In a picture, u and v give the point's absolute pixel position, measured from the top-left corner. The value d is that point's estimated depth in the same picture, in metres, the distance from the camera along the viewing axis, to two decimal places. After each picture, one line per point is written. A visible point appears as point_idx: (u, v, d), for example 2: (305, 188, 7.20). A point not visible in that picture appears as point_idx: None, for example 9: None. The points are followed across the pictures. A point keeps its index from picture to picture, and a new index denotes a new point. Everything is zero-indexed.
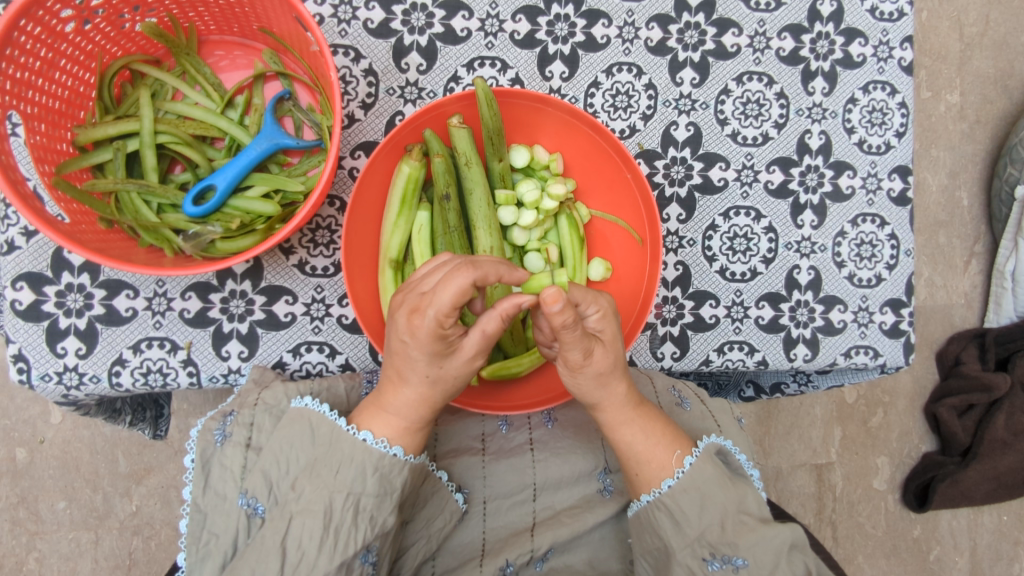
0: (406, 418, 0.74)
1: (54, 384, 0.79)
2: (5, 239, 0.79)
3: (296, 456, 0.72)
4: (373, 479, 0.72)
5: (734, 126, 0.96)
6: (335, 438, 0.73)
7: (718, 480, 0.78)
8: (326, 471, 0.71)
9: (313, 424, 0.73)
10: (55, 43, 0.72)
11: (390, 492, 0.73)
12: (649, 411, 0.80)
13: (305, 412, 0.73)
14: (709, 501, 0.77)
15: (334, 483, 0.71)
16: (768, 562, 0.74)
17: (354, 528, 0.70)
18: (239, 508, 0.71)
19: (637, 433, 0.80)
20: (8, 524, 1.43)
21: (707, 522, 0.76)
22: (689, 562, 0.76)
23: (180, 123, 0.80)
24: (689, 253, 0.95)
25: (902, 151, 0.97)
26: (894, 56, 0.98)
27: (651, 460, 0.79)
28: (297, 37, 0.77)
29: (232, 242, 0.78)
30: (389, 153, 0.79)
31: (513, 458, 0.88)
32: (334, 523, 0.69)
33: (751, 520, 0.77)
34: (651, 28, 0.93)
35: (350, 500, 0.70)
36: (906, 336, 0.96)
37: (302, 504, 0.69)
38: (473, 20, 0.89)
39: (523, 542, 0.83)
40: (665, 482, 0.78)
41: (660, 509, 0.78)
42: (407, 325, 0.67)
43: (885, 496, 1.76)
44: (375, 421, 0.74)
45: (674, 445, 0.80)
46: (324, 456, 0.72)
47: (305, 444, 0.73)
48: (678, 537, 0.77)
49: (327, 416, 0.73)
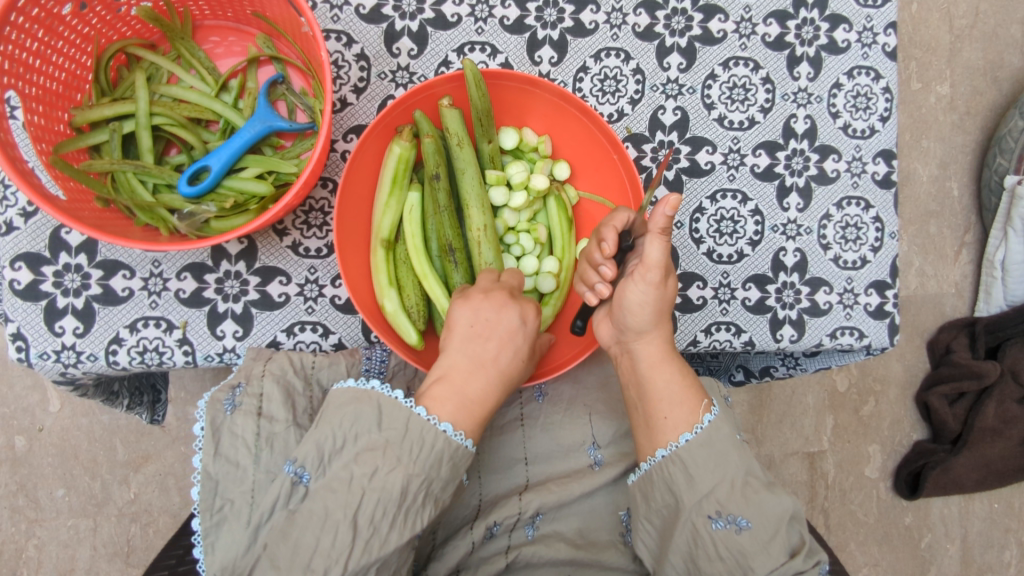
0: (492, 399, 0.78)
1: (52, 362, 0.81)
2: (4, 219, 0.81)
3: (360, 434, 0.72)
4: (447, 467, 0.73)
5: (721, 110, 0.97)
6: (414, 420, 0.72)
7: (733, 441, 0.80)
8: (399, 454, 0.71)
9: (382, 407, 0.73)
10: (53, 25, 0.74)
11: (456, 475, 0.75)
12: (677, 361, 0.84)
13: (371, 393, 0.73)
14: (725, 459, 0.79)
15: (410, 466, 0.71)
16: (770, 528, 0.76)
17: (422, 509, 0.71)
18: (284, 475, 0.70)
19: (675, 372, 0.83)
20: (8, 511, 1.44)
21: (719, 478, 0.78)
22: (695, 518, 0.78)
23: (175, 105, 0.82)
24: (677, 235, 0.97)
25: (886, 135, 0.99)
26: (878, 43, 0.99)
27: (683, 400, 0.82)
28: (290, 21, 0.79)
29: (226, 221, 0.80)
30: (380, 135, 0.81)
31: (505, 433, 0.92)
32: (405, 502, 0.70)
33: (757, 482, 0.79)
34: (638, 14, 0.95)
35: (423, 483, 0.71)
36: (891, 317, 0.97)
37: (376, 482, 0.69)
38: (464, 5, 0.91)
39: (511, 503, 0.86)
40: (682, 437, 0.80)
41: (675, 463, 0.80)
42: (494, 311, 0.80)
43: (877, 483, 1.78)
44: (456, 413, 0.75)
45: (702, 395, 0.83)
46: (397, 439, 0.72)
47: (367, 426, 0.72)
48: (690, 494, 0.79)
49: (401, 402, 0.73)
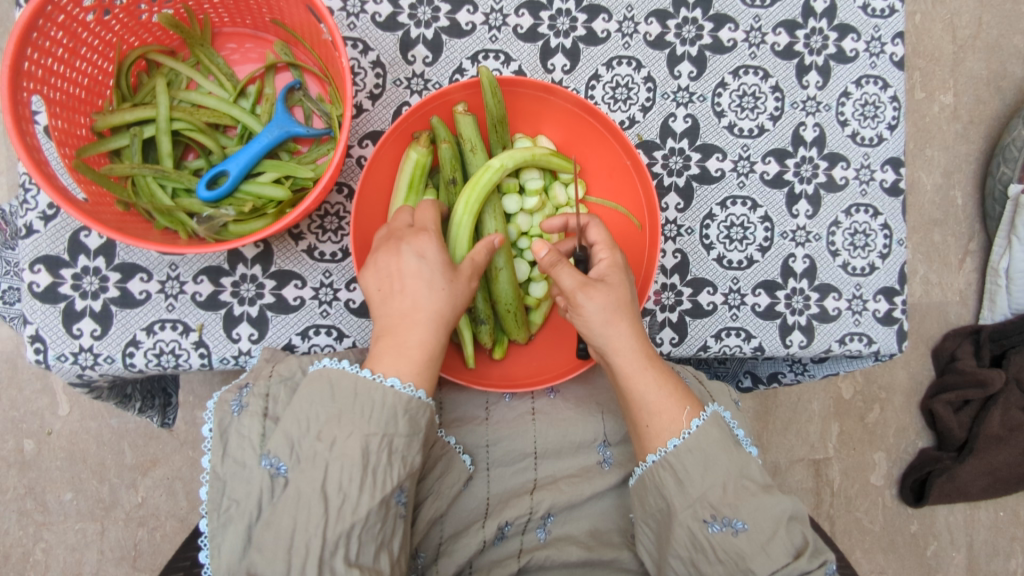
0: (422, 343, 0.76)
1: (70, 364, 0.82)
2: (25, 223, 0.82)
3: (315, 410, 0.72)
4: (404, 421, 0.73)
5: (731, 118, 0.98)
6: (356, 387, 0.72)
7: (722, 441, 0.80)
8: (354, 418, 0.71)
9: (333, 381, 0.73)
10: (78, 32, 0.75)
11: (419, 432, 0.74)
12: (661, 368, 0.82)
13: (324, 371, 0.74)
14: (715, 462, 0.79)
15: (368, 428, 0.71)
16: (767, 529, 0.76)
17: (389, 468, 0.71)
18: (262, 468, 0.71)
19: (651, 385, 0.81)
20: (16, 515, 1.45)
21: (711, 482, 0.78)
22: (691, 522, 0.78)
23: (194, 111, 0.83)
24: (687, 241, 0.98)
25: (894, 143, 1.00)
26: (886, 52, 1.00)
27: (663, 412, 0.81)
28: (310, 28, 0.80)
29: (244, 225, 0.81)
30: (397, 140, 0.82)
31: (517, 426, 0.90)
32: (370, 464, 0.70)
33: (753, 485, 0.79)
34: (650, 23, 0.96)
35: (384, 443, 0.71)
36: (899, 323, 0.98)
37: (337, 451, 0.70)
38: (478, 13, 0.92)
39: (522, 502, 0.88)
40: (671, 442, 0.80)
41: (665, 469, 0.80)
42: (392, 256, 0.77)
43: (882, 491, 1.78)
44: (398, 368, 0.74)
45: (687, 402, 0.82)
46: (349, 406, 0.72)
47: (326, 399, 0.72)
48: (680, 497, 0.79)
49: (349, 370, 0.73)
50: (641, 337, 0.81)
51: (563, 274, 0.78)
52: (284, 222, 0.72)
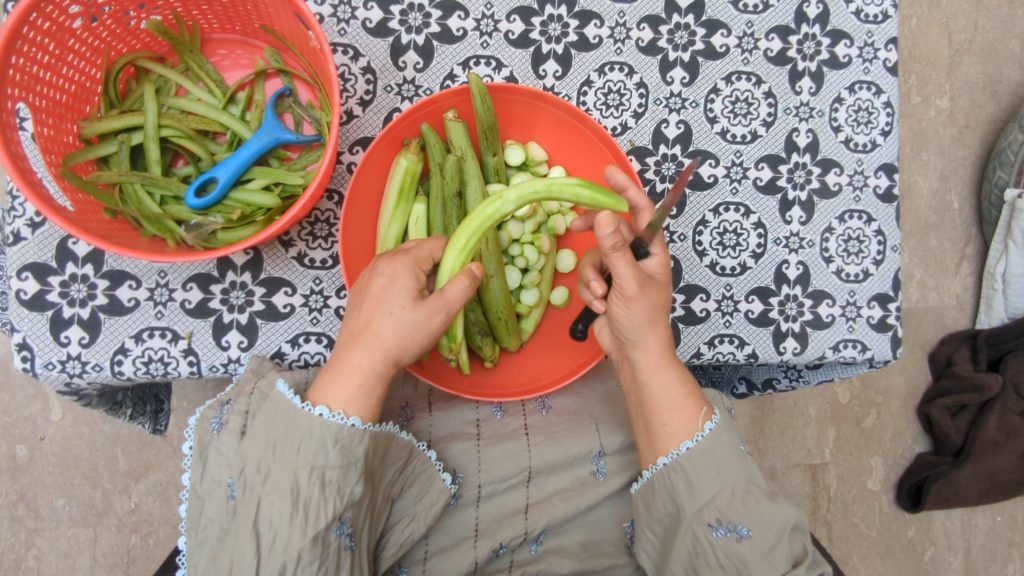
0: (360, 370, 0.73)
1: (57, 372, 0.81)
2: (12, 230, 0.81)
3: (259, 438, 0.71)
4: (335, 452, 0.70)
5: (723, 124, 0.98)
6: (291, 417, 0.71)
7: (732, 446, 0.79)
8: (289, 450, 0.70)
9: (275, 407, 0.72)
10: (64, 38, 0.75)
11: (353, 462, 0.71)
12: (680, 368, 0.83)
13: (273, 396, 0.72)
14: (725, 466, 0.78)
15: (296, 460, 0.69)
16: (771, 537, 0.76)
17: (322, 502, 0.69)
18: (224, 491, 0.72)
19: (673, 382, 0.81)
20: (8, 521, 1.44)
21: (719, 486, 0.78)
22: (696, 525, 0.78)
23: (183, 118, 0.82)
24: (680, 248, 0.97)
25: (887, 149, 1.00)
26: (879, 58, 1.00)
27: (682, 409, 0.81)
28: (298, 35, 0.79)
29: (232, 232, 0.80)
30: (386, 147, 0.82)
31: (507, 442, 0.90)
32: (301, 499, 0.68)
33: (758, 491, 0.78)
34: (642, 28, 0.96)
35: (315, 475, 0.69)
36: (893, 330, 0.97)
37: (269, 484, 0.69)
38: (469, 19, 0.92)
39: (516, 523, 0.88)
40: (683, 443, 0.80)
41: (676, 471, 0.80)
42: (367, 276, 0.75)
43: (879, 496, 1.77)
44: (333, 395, 0.72)
45: (703, 403, 0.82)
46: (283, 436, 0.70)
47: (270, 427, 0.71)
48: (689, 501, 0.79)
49: (287, 398, 0.72)
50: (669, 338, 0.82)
51: (620, 265, 0.73)
52: (272, 229, 0.71)
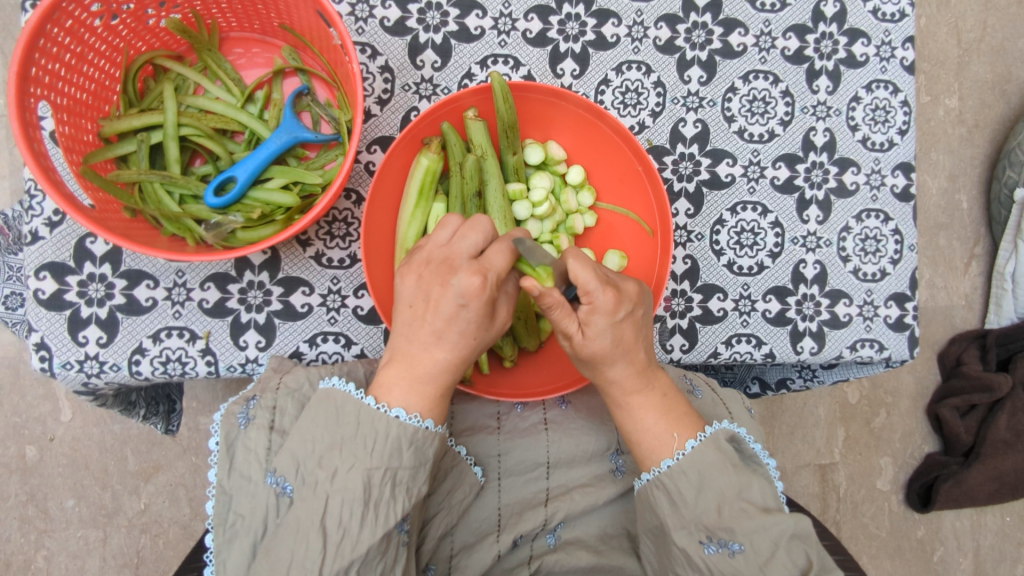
0: (437, 375, 0.73)
1: (75, 372, 0.81)
2: (30, 229, 0.81)
3: (319, 435, 0.71)
4: (409, 453, 0.72)
5: (741, 123, 0.98)
6: (362, 415, 0.71)
7: (721, 464, 0.77)
8: (358, 448, 0.70)
9: (339, 403, 0.72)
10: (85, 37, 0.74)
11: (424, 463, 0.73)
12: (651, 398, 0.80)
13: (331, 391, 0.72)
14: (709, 484, 0.77)
15: (369, 461, 0.69)
16: (765, 549, 0.73)
17: (393, 502, 0.70)
18: (268, 486, 0.71)
19: (630, 419, 0.81)
20: (18, 522, 1.44)
21: (705, 505, 0.76)
22: (687, 543, 0.76)
23: (202, 117, 0.82)
24: (698, 247, 0.97)
25: (905, 148, 1.00)
26: (896, 57, 1.00)
27: (644, 441, 0.81)
28: (319, 33, 0.79)
29: (253, 232, 0.80)
30: (407, 146, 0.81)
31: (528, 438, 0.90)
32: (373, 498, 0.68)
33: (752, 507, 0.75)
34: (659, 27, 0.95)
35: (388, 475, 0.70)
36: (911, 329, 0.97)
37: (338, 483, 0.68)
38: (487, 18, 0.92)
39: (535, 515, 0.87)
40: (664, 462, 0.79)
41: (658, 488, 0.79)
42: (439, 286, 0.71)
43: (888, 496, 1.77)
44: (407, 397, 0.72)
45: (673, 429, 0.80)
46: (353, 435, 0.70)
47: (332, 425, 0.71)
48: (675, 517, 0.78)
49: (353, 395, 0.72)
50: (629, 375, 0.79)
51: (555, 319, 0.72)
52: (303, 224, 0.71)
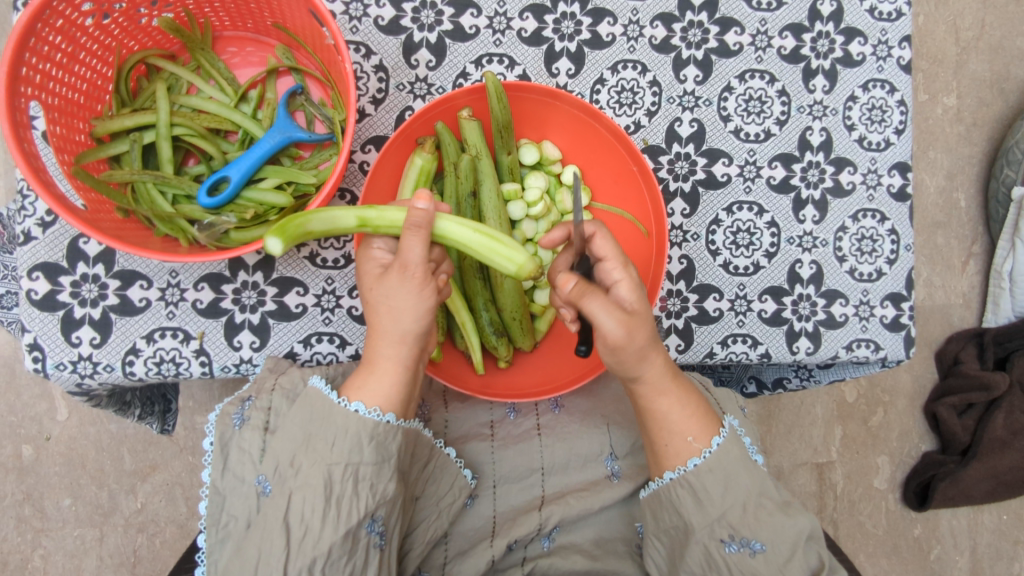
0: (396, 360, 0.73)
1: (68, 373, 0.80)
2: (22, 229, 0.80)
3: (293, 433, 0.71)
4: (370, 448, 0.70)
5: (737, 122, 0.98)
6: (328, 412, 0.71)
7: (742, 460, 0.78)
8: (322, 445, 0.70)
9: (312, 402, 0.72)
10: (76, 35, 0.74)
11: (387, 459, 0.71)
12: (680, 389, 0.80)
13: (311, 390, 0.72)
14: (735, 481, 0.77)
15: (330, 456, 0.69)
16: (784, 551, 0.75)
17: (355, 498, 0.69)
18: (253, 486, 0.70)
19: (671, 408, 0.80)
20: (15, 521, 1.44)
21: (731, 502, 0.76)
22: (707, 540, 0.76)
23: (195, 116, 0.82)
24: (693, 247, 0.97)
25: (901, 147, 0.99)
26: (893, 56, 0.99)
27: (679, 431, 0.79)
28: (313, 32, 0.79)
29: (245, 233, 0.79)
30: (401, 146, 0.81)
31: (521, 444, 0.91)
32: (334, 494, 0.68)
33: (770, 504, 0.77)
34: (655, 26, 0.95)
35: (348, 472, 0.69)
36: (906, 329, 0.97)
37: (301, 479, 0.68)
38: (482, 17, 0.91)
39: (530, 519, 0.86)
40: (689, 460, 0.78)
41: (682, 486, 0.78)
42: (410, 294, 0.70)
43: (885, 495, 1.77)
44: (367, 392, 0.72)
45: (692, 431, 0.79)
46: (319, 430, 0.70)
47: (306, 422, 0.71)
48: (700, 516, 0.77)
49: (323, 392, 0.72)
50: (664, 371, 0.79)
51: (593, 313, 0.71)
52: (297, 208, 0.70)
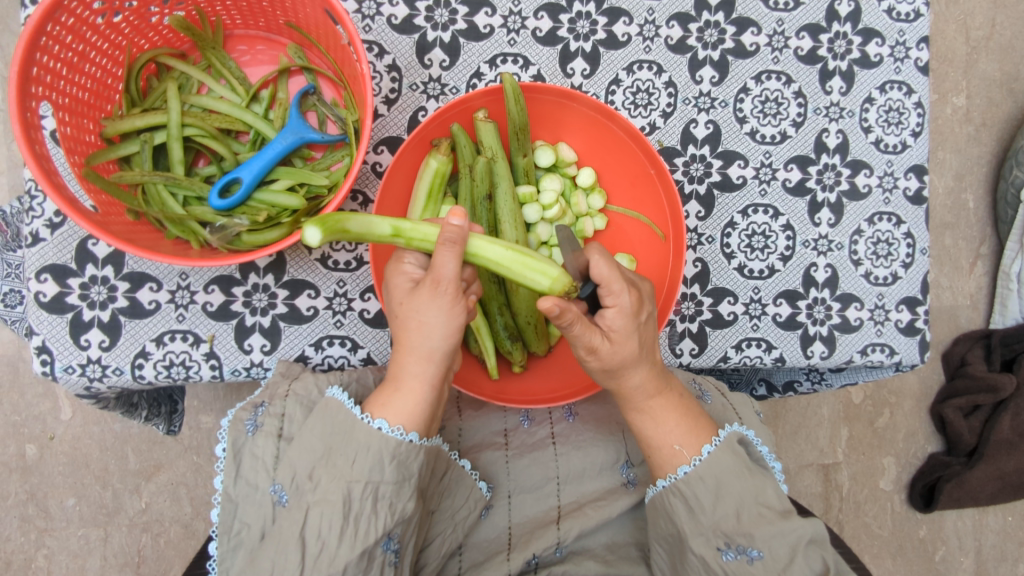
0: (422, 377, 0.72)
1: (78, 376, 0.79)
2: (30, 230, 0.79)
3: (312, 445, 0.70)
4: (391, 467, 0.69)
5: (753, 124, 0.96)
6: (349, 428, 0.70)
7: (736, 469, 0.76)
8: (342, 461, 0.68)
9: (333, 414, 0.71)
10: (86, 34, 0.72)
11: (408, 477, 0.70)
12: (668, 399, 0.80)
13: (332, 402, 0.71)
14: (727, 490, 0.76)
15: (350, 473, 0.68)
16: (783, 556, 0.72)
17: (373, 517, 0.68)
18: (268, 495, 0.70)
19: (647, 423, 0.81)
20: (19, 521, 1.43)
21: (723, 512, 0.75)
22: (703, 550, 0.75)
23: (206, 116, 0.81)
24: (708, 250, 0.96)
25: (918, 150, 0.98)
26: (911, 57, 0.98)
27: (662, 447, 0.80)
28: (327, 31, 0.77)
29: (258, 235, 0.77)
30: (416, 148, 0.80)
31: (536, 452, 0.90)
32: (352, 512, 0.67)
33: (771, 513, 0.75)
34: (671, 26, 0.94)
35: (368, 490, 0.68)
36: (921, 333, 0.96)
37: (319, 494, 0.67)
38: (496, 16, 0.90)
39: (548, 533, 0.85)
40: (680, 468, 0.78)
41: (675, 494, 0.78)
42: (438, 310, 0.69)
43: (891, 496, 1.77)
44: (391, 409, 0.71)
45: (676, 440, 0.79)
46: (340, 444, 0.69)
47: (327, 434, 0.70)
48: (691, 524, 0.77)
49: (345, 405, 0.71)
50: (652, 386, 0.78)
51: (578, 334, 0.70)
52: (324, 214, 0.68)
